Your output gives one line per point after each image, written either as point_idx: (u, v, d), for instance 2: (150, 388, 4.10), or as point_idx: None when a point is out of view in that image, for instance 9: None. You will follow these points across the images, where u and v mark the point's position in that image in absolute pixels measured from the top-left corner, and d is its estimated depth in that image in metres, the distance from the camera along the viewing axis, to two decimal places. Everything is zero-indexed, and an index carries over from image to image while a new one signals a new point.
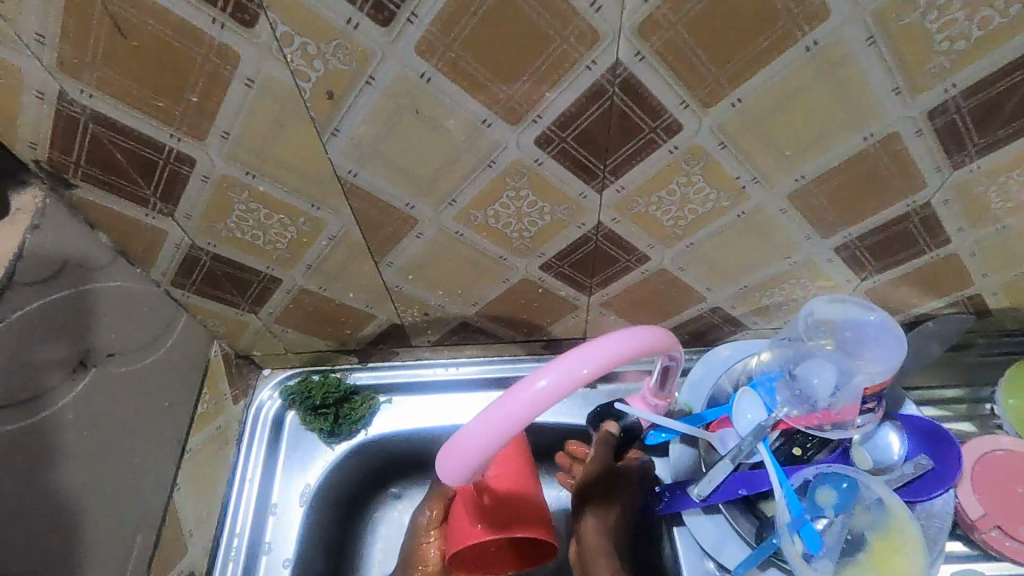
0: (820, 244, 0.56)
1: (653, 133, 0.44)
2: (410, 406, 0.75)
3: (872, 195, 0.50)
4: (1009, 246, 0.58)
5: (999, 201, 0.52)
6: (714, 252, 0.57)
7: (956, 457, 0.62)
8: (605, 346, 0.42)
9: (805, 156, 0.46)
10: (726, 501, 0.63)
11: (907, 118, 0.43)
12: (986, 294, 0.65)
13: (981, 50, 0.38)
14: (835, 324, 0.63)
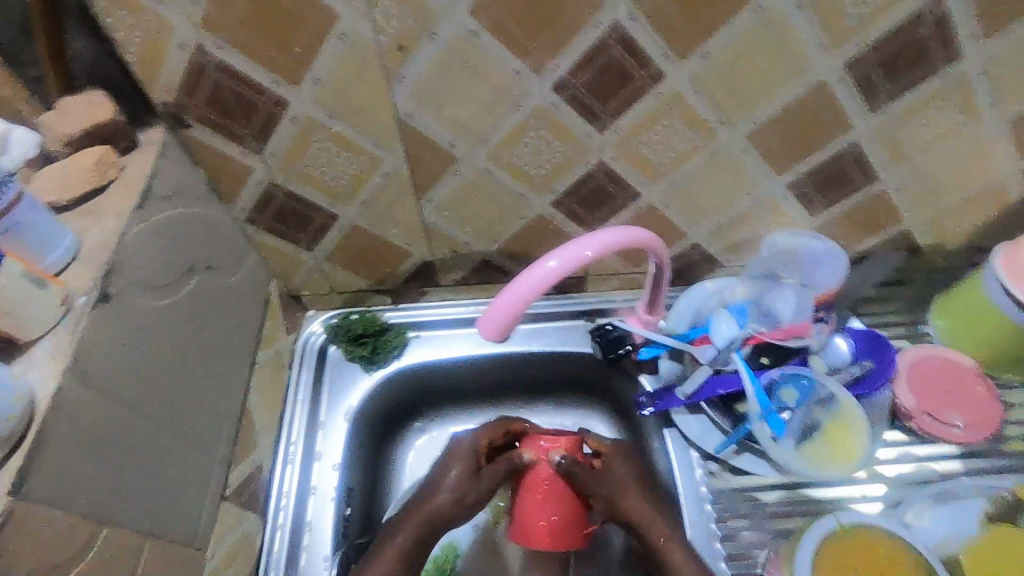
0: (777, 182, 0.70)
1: (643, 81, 0.57)
2: (436, 339, 0.86)
3: (814, 136, 0.65)
4: (926, 185, 0.72)
5: (911, 142, 0.66)
6: (692, 188, 0.71)
7: (891, 354, 0.75)
8: (603, 237, 0.57)
9: (758, 101, 0.60)
10: (708, 401, 0.76)
11: (833, 68, 0.58)
12: (914, 231, 0.80)
13: (878, 13, 0.53)
14: (793, 256, 0.78)
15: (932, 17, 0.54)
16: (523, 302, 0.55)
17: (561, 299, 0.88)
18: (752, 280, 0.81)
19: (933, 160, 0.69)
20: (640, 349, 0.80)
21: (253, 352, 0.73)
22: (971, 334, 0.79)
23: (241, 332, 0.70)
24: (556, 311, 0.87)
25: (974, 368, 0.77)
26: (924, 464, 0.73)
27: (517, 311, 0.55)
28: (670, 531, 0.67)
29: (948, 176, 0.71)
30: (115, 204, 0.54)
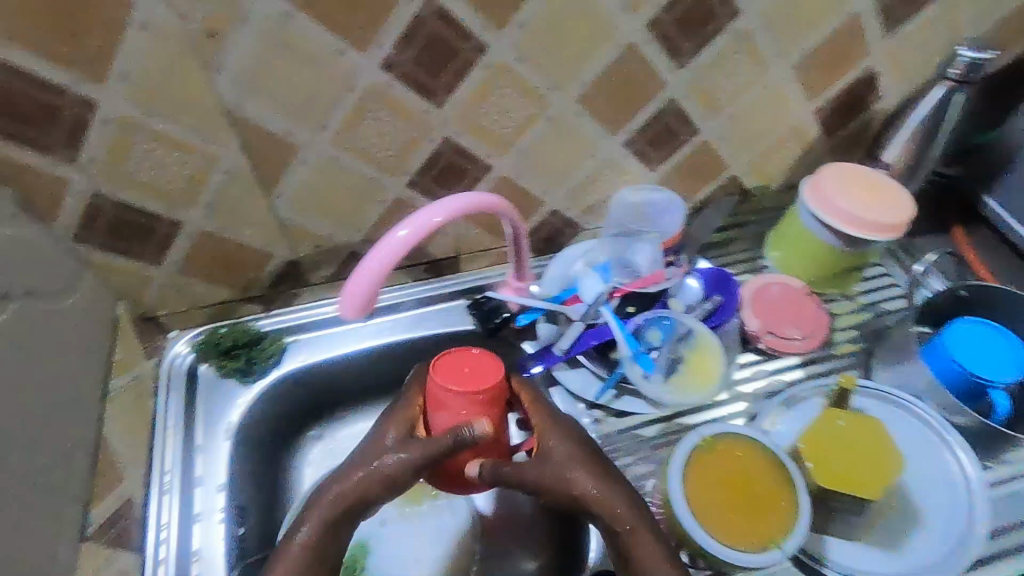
0: (613, 141, 0.76)
1: (468, 53, 0.60)
2: (315, 341, 0.84)
3: (636, 94, 0.71)
4: (740, 131, 0.81)
5: (717, 93, 0.75)
6: (539, 155, 0.74)
7: (734, 288, 0.85)
8: (453, 202, 0.60)
9: (578, 65, 0.66)
10: (584, 353, 0.81)
11: (636, 29, 0.65)
12: (739, 176, 0.89)
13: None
14: (642, 209, 0.84)
15: None
16: (382, 275, 0.56)
17: (439, 283, 0.89)
18: (611, 239, 0.85)
19: (740, 108, 0.78)
20: (518, 317, 0.83)
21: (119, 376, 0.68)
22: (800, 263, 0.89)
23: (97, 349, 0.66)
24: (434, 294, 0.88)
25: (805, 289, 0.87)
26: (775, 378, 0.83)
27: (377, 284, 0.56)
28: (633, 512, 0.60)
29: (755, 120, 0.81)
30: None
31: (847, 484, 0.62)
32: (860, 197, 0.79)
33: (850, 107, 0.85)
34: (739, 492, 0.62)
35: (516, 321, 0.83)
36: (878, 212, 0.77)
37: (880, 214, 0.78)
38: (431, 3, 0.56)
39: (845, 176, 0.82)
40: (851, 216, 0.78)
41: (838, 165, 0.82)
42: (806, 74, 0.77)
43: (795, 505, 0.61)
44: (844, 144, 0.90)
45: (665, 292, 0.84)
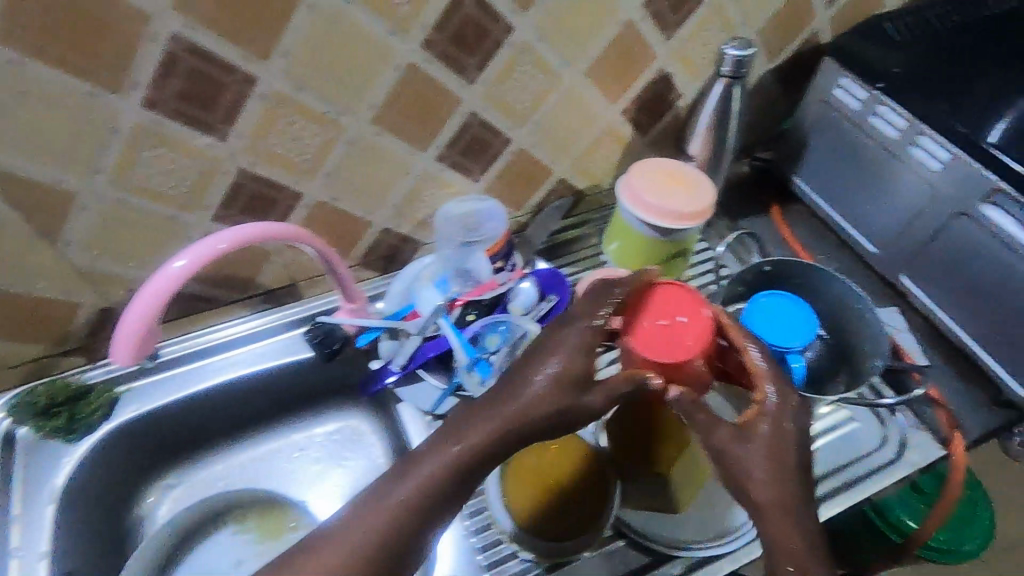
0: (424, 156, 0.78)
1: (236, 85, 0.60)
2: (150, 387, 0.81)
3: (434, 112, 0.73)
4: (552, 135, 0.85)
5: (518, 103, 0.78)
6: (349, 176, 0.75)
7: (565, 287, 0.89)
8: (239, 232, 0.64)
9: (362, 89, 0.66)
10: (424, 367, 0.82)
11: (414, 51, 0.66)
12: (567, 176, 0.94)
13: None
14: (467, 219, 0.85)
15: None
16: (156, 307, 0.61)
17: (281, 309, 0.88)
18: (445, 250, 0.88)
19: (546, 114, 0.82)
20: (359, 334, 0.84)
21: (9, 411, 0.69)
22: (633, 253, 0.92)
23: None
24: (278, 322, 0.87)
25: (638, 278, 0.91)
26: None
27: (150, 316, 0.62)
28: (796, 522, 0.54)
29: (566, 124, 0.84)
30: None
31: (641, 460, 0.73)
32: (668, 193, 0.84)
33: (660, 106, 0.90)
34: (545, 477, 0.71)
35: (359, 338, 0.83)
36: (683, 203, 0.83)
37: (684, 205, 0.84)
38: (177, 36, 0.55)
39: (657, 171, 0.86)
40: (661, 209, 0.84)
41: (648, 162, 0.87)
42: (605, 81, 0.81)
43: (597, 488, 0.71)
44: (665, 140, 0.96)
45: (501, 294, 0.86)
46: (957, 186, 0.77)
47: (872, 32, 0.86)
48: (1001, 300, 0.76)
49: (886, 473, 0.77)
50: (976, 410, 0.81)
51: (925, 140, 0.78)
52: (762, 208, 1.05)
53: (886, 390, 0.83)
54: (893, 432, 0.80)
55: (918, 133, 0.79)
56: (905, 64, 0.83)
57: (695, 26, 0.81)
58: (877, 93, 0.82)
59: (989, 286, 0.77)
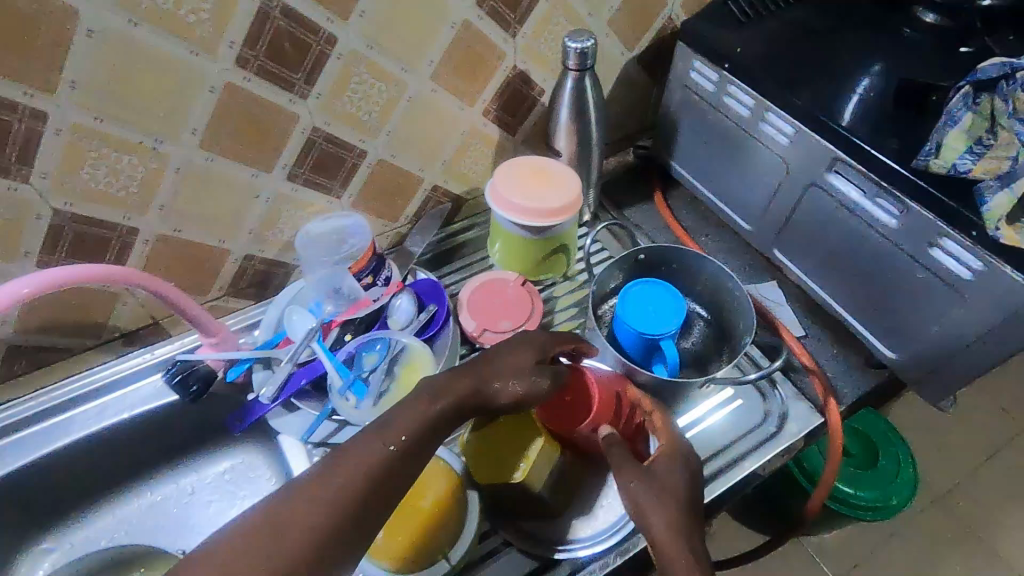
0: (271, 179, 0.75)
1: (26, 123, 0.57)
2: (3, 450, 0.74)
3: (270, 131, 0.70)
4: (412, 144, 0.83)
5: (364, 114, 0.76)
6: (189, 206, 0.71)
7: (443, 295, 0.86)
8: (55, 274, 0.60)
9: (177, 114, 0.64)
10: (298, 395, 0.80)
11: (226, 69, 0.63)
12: (441, 184, 0.92)
13: (224, 15, 0.60)
14: (327, 237, 0.83)
15: (280, 10, 0.62)
16: None
17: (154, 349, 0.84)
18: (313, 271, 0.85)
19: (398, 123, 0.80)
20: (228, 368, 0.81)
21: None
22: (514, 254, 0.91)
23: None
24: (149, 363, 0.82)
25: (519, 279, 0.90)
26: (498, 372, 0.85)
27: None
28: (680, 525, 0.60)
29: (425, 131, 0.83)
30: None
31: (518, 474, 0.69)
32: (534, 193, 0.83)
33: (523, 104, 0.89)
34: (410, 504, 0.69)
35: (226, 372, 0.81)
36: (551, 202, 0.82)
37: (553, 202, 0.83)
38: None
39: (523, 172, 0.86)
40: (531, 209, 0.83)
41: (514, 165, 0.86)
42: (455, 84, 0.80)
43: (464, 504, 0.70)
44: (537, 137, 0.95)
45: (380, 310, 0.85)
46: (804, 158, 0.78)
47: (720, 12, 0.87)
48: (863, 267, 0.77)
49: (770, 447, 0.77)
50: (851, 374, 0.83)
51: (771, 115, 0.79)
52: (649, 196, 1.06)
53: (765, 361, 0.84)
54: (775, 406, 0.81)
55: (763, 110, 0.80)
56: (752, 42, 0.84)
57: (540, 21, 0.81)
58: (725, 74, 0.83)
59: (845, 253, 0.79)
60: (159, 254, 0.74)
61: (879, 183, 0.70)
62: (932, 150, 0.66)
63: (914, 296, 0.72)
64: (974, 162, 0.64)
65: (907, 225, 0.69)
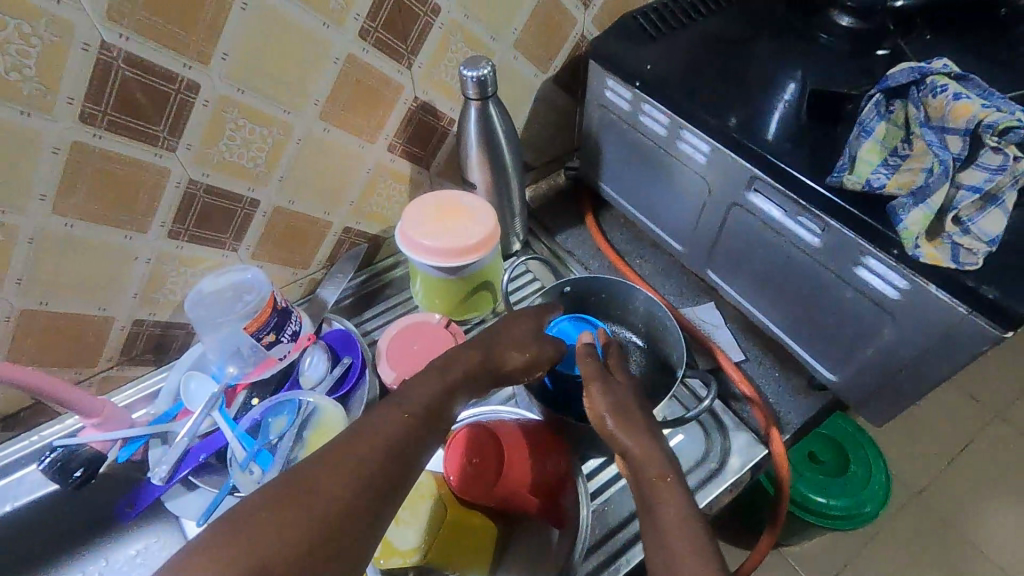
0: (148, 238, 0.68)
1: None
2: None
3: (136, 186, 0.64)
4: (311, 188, 0.77)
5: (247, 162, 0.70)
6: (52, 276, 0.65)
7: (358, 347, 0.80)
8: None
9: (18, 180, 0.57)
10: (197, 471, 0.73)
11: (71, 127, 0.57)
12: (352, 225, 0.85)
13: (52, 67, 0.53)
14: (219, 294, 0.76)
15: (124, 60, 0.56)
16: None
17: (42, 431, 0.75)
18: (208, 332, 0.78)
19: (290, 167, 0.74)
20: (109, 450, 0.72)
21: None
22: (434, 292, 0.84)
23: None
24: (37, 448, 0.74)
25: (443, 320, 0.83)
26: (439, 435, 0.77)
27: None
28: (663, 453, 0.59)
29: (323, 173, 0.77)
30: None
31: (436, 559, 0.63)
32: (445, 231, 0.78)
33: (432, 135, 0.84)
34: None
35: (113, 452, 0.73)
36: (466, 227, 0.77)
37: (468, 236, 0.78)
38: None
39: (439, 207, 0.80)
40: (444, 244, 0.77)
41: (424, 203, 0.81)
42: (349, 118, 0.74)
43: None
44: (453, 168, 0.89)
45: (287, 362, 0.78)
46: (723, 177, 0.74)
47: (630, 27, 0.83)
48: (795, 289, 0.73)
49: (714, 488, 0.72)
50: (796, 398, 0.79)
51: (686, 133, 0.75)
52: (582, 219, 1.01)
53: (704, 393, 0.79)
54: (716, 442, 0.76)
55: (678, 129, 0.76)
56: (664, 56, 0.80)
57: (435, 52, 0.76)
58: (637, 92, 0.79)
59: (774, 272, 0.75)
60: (25, 331, 0.67)
61: (796, 200, 0.67)
62: (845, 164, 0.63)
63: (848, 318, 0.69)
64: (888, 176, 0.61)
65: (829, 242, 0.66)
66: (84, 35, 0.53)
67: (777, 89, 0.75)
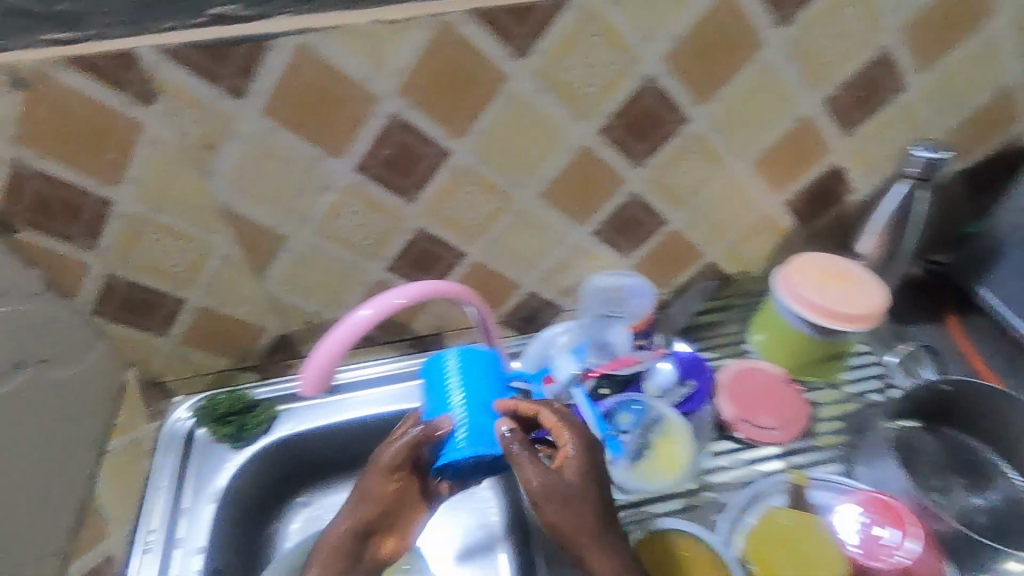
0: (362, 267, 0.63)
1: (92, 207, 0.52)
2: None
3: (367, 247, 0.62)
4: (521, 253, 0.67)
5: (466, 217, 0.61)
6: (250, 286, 0.62)
7: None
8: None
9: (249, 198, 0.54)
10: None
11: (336, 176, 0.55)
12: (541, 292, 0.73)
13: (468, 93, 0.51)
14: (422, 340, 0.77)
15: (399, 122, 0.52)
16: None
17: (188, 409, 0.72)
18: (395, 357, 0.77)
19: (504, 232, 0.64)
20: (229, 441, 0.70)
21: (98, 440, 0.60)
22: None
23: (75, 436, 0.57)
24: (176, 429, 0.70)
25: None
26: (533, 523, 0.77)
27: None
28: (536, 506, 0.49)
29: (541, 251, 0.67)
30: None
31: None
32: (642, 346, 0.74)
33: (679, 251, 0.72)
34: None
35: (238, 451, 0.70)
36: (649, 305, 0.71)
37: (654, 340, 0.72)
38: (20, 166, 0.48)
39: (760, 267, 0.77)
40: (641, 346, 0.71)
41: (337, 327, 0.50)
42: (664, 200, 0.65)
43: None
44: (684, 263, 0.73)
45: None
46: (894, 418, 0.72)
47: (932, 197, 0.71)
48: None
49: None
50: None
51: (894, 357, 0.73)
52: None
53: None
54: None
55: (905, 368, 0.72)
56: None
57: (712, 209, 0.68)
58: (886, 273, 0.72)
59: None
60: (253, 348, 0.70)
61: (960, 479, 0.64)
62: None
63: None
64: None
65: (956, 519, 0.60)
66: (382, 104, 0.50)
67: (996, 340, 0.73)
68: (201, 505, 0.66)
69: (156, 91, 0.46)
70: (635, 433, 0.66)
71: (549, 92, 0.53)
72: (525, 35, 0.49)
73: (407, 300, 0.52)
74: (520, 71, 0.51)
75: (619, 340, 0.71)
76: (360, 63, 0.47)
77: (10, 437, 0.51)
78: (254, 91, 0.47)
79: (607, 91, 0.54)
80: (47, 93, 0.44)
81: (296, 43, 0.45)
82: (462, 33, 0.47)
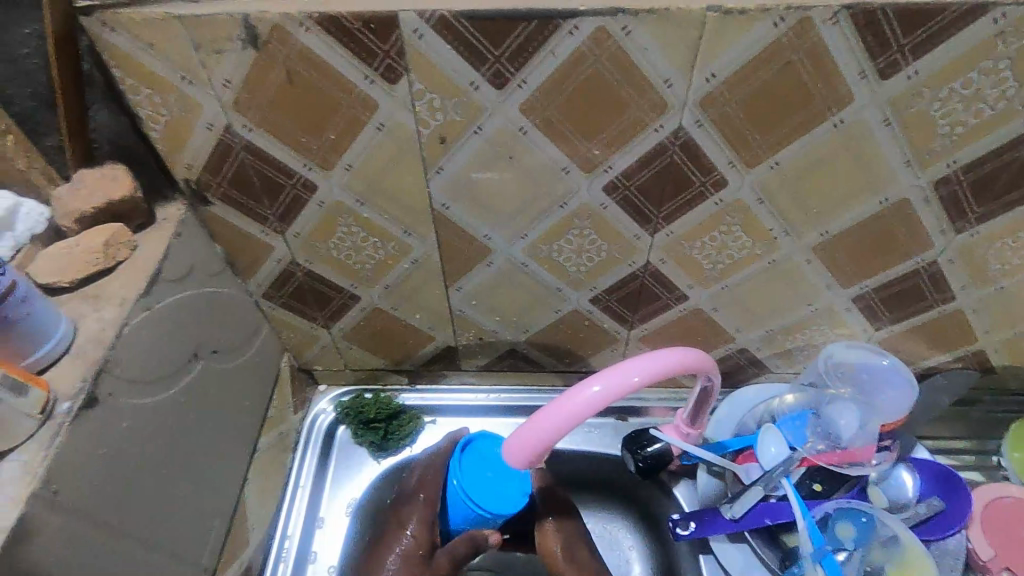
0: (565, 292, 0.54)
1: (294, 190, 0.44)
2: None
3: (578, 274, 0.52)
4: (753, 306, 0.54)
5: (708, 261, 0.50)
6: (434, 293, 0.54)
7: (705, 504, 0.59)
8: None
9: (465, 202, 0.45)
10: None
11: (574, 192, 0.44)
12: (754, 350, 0.60)
13: (787, 116, 0.38)
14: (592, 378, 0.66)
15: (682, 141, 0.40)
16: None
17: (332, 402, 0.65)
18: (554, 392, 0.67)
19: (744, 283, 0.52)
20: (382, 452, 0.63)
21: (249, 439, 0.55)
22: None
23: (229, 437, 0.51)
24: (318, 423, 0.63)
25: None
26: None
27: None
28: None
29: (779, 307, 0.54)
30: (117, 290, 0.40)
31: None
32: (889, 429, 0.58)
33: (951, 335, 0.56)
34: None
35: (379, 461, 0.63)
36: (912, 385, 0.55)
37: (894, 441, 0.56)
38: (231, 135, 0.40)
39: None
40: (880, 445, 0.56)
41: (561, 398, 0.39)
42: (966, 277, 0.49)
43: None
44: (951, 350, 0.58)
45: (602, 474, 0.65)
46: None
47: None
48: None
49: None
50: None
51: None
52: None
53: None
54: None
55: None
56: None
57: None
58: None
59: None
60: (414, 354, 0.63)
61: None
62: None
63: None
64: None
65: None
66: (666, 117, 0.38)
67: None
68: (336, 517, 0.60)
69: (402, 69, 0.36)
70: (858, 553, 0.52)
71: (895, 128, 0.38)
72: (906, 48, 0.34)
73: (644, 380, 0.40)
74: (869, 98, 0.36)
75: (847, 422, 0.55)
76: (667, 62, 0.35)
77: (190, 441, 0.45)
78: (521, 80, 0.36)
79: (972, 139, 0.39)
80: (281, 56, 0.35)
81: (598, 25, 0.33)
82: (820, 36, 0.34)
